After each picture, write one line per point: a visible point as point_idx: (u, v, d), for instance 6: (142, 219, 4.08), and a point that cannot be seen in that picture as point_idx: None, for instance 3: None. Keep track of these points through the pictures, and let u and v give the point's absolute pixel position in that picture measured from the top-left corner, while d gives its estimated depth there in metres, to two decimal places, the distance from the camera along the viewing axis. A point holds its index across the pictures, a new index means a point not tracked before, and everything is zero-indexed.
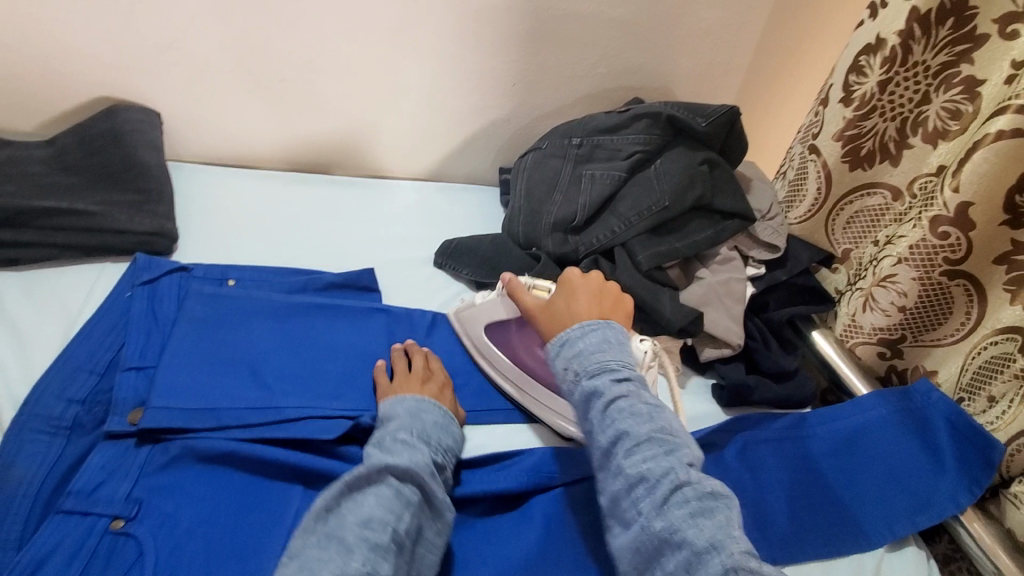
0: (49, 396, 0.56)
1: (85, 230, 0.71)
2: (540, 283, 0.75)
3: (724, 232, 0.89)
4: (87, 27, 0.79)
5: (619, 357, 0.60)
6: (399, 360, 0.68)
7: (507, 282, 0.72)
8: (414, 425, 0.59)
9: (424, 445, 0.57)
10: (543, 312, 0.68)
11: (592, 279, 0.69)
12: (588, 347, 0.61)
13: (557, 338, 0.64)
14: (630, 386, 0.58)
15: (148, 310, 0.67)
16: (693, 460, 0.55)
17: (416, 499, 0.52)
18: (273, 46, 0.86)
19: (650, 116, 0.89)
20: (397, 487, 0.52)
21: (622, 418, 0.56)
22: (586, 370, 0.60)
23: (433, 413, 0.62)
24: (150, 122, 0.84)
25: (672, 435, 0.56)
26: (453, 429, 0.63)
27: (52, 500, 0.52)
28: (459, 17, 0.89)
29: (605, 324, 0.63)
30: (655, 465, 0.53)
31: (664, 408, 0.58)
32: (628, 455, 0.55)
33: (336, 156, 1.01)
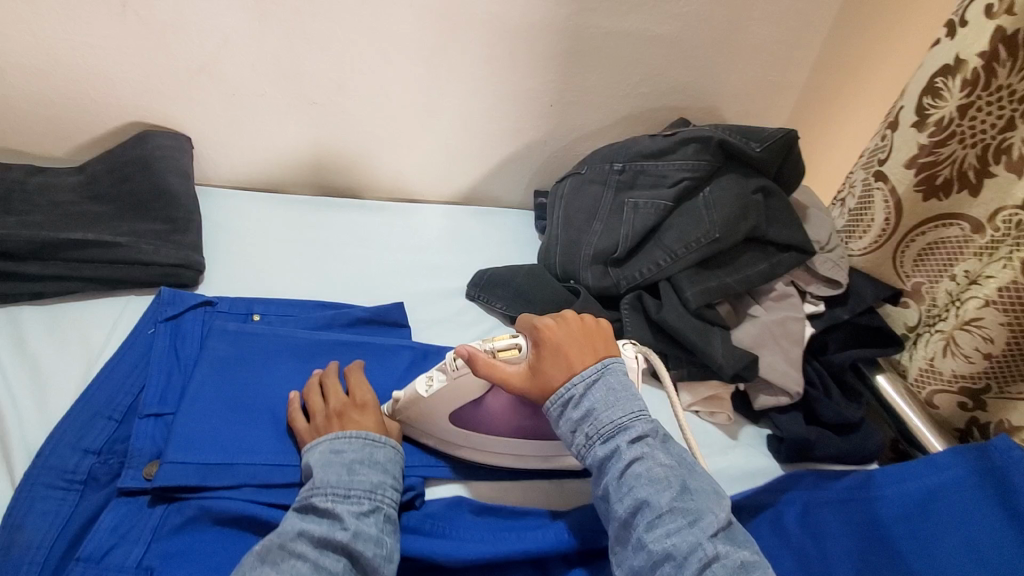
0: (64, 446, 0.54)
1: (110, 263, 0.69)
2: (500, 343, 0.62)
3: (780, 267, 0.82)
4: (119, 51, 0.77)
5: (629, 413, 0.57)
6: (314, 399, 0.60)
7: (470, 358, 0.59)
8: (329, 477, 0.52)
9: (343, 499, 0.51)
10: (529, 378, 0.60)
11: (571, 322, 0.63)
12: (594, 404, 0.57)
13: (557, 396, 0.58)
14: (644, 446, 0.55)
15: (170, 349, 0.64)
16: (719, 528, 0.51)
17: (337, 568, 0.47)
18: (305, 69, 0.83)
19: (700, 141, 0.82)
20: (315, 560, 0.47)
21: (640, 485, 0.53)
22: (597, 432, 0.56)
23: (353, 447, 0.55)
24: (181, 148, 0.82)
25: (694, 499, 0.53)
26: (380, 457, 0.56)
27: (60, 564, 0.49)
28: (496, 36, 0.85)
29: (604, 369, 0.59)
30: (680, 541, 0.50)
31: (683, 466, 0.55)
32: (650, 527, 0.51)
33: (367, 178, 0.98)
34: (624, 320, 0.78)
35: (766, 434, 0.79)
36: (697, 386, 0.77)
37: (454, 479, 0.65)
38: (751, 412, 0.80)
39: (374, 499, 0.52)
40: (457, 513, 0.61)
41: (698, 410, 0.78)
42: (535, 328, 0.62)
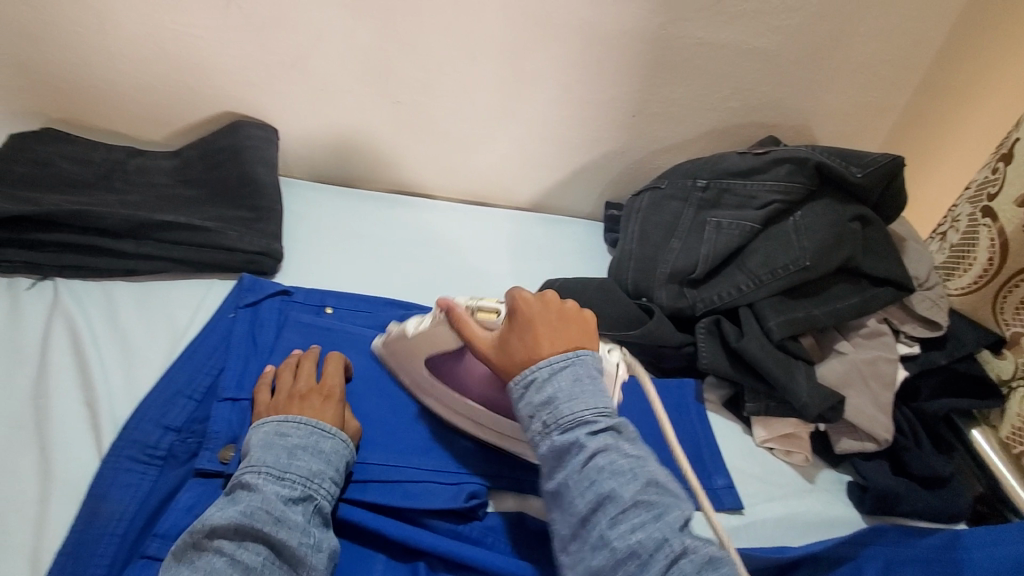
0: (148, 421, 0.55)
1: (198, 246, 0.72)
2: (485, 304, 0.60)
3: (873, 302, 0.76)
4: (221, 43, 0.80)
5: (594, 401, 0.52)
6: (280, 375, 0.61)
7: (448, 309, 0.59)
8: (264, 461, 0.51)
9: (273, 485, 0.50)
10: (494, 347, 0.57)
11: (550, 302, 0.59)
12: (557, 392, 0.53)
13: (519, 377, 0.54)
14: (608, 437, 0.51)
15: (249, 334, 0.66)
16: (684, 523, 0.48)
17: (255, 562, 0.45)
18: (392, 69, 0.84)
19: (795, 162, 0.78)
20: (233, 554, 0.45)
21: (603, 479, 0.49)
22: (557, 420, 0.52)
23: (298, 433, 0.54)
24: (269, 138, 0.84)
25: (660, 492, 0.49)
26: (325, 447, 0.55)
27: (138, 540, 0.50)
28: (584, 43, 0.83)
29: (576, 358, 0.55)
30: (646, 537, 0.46)
31: (648, 458, 0.52)
32: (612, 523, 0.47)
33: (441, 178, 0.98)
34: (700, 345, 0.74)
35: (846, 481, 0.74)
36: (774, 422, 0.73)
37: (514, 492, 0.63)
38: (831, 455, 0.75)
39: (308, 487, 0.51)
40: (519, 530, 0.59)
41: (773, 447, 0.73)
42: (511, 297, 0.58)
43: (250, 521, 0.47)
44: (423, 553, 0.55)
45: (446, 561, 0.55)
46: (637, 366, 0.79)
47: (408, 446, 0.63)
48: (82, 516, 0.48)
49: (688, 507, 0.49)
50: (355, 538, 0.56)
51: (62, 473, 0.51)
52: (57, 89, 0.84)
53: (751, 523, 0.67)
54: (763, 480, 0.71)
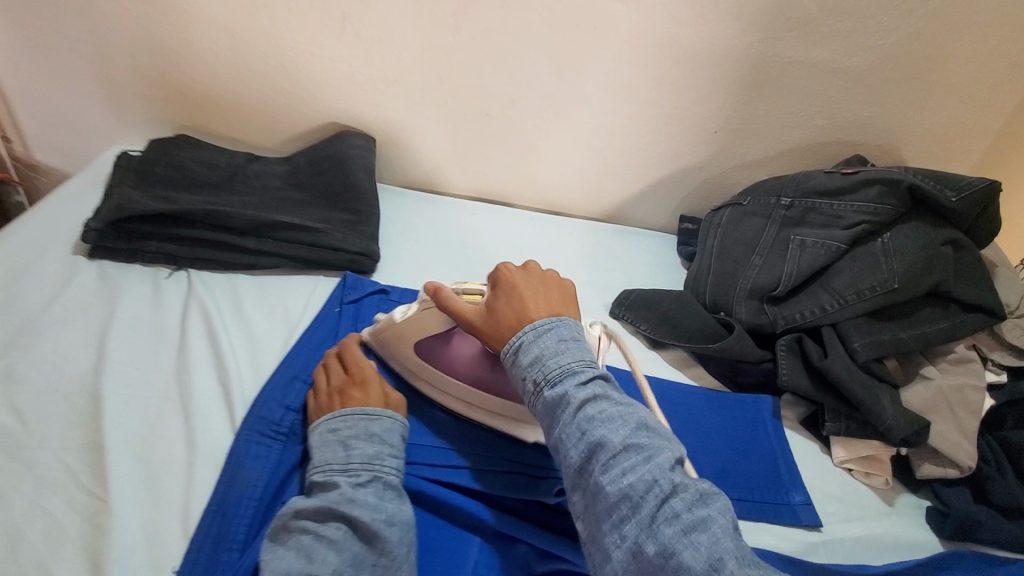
0: (273, 402, 0.62)
1: (309, 245, 0.79)
2: (469, 286, 0.65)
3: (963, 328, 0.75)
4: (334, 59, 0.87)
5: (581, 358, 0.55)
6: (316, 377, 0.64)
7: (434, 291, 0.63)
8: (328, 453, 0.56)
9: (341, 472, 0.54)
10: (482, 316, 0.62)
11: (532, 271, 0.65)
12: (544, 350, 0.56)
13: (509, 343, 0.58)
14: (597, 388, 0.54)
15: (353, 329, 0.73)
16: (675, 464, 0.49)
17: (337, 536, 0.50)
18: (486, 84, 0.89)
19: (886, 183, 0.77)
20: (316, 531, 0.50)
21: (593, 427, 0.51)
22: (547, 377, 0.54)
23: (348, 425, 0.58)
24: (369, 147, 0.90)
25: (649, 435, 0.51)
26: (380, 433, 0.58)
27: (269, 505, 0.56)
28: (673, 62, 0.86)
29: (559, 322, 0.58)
30: (636, 480, 0.47)
31: (637, 407, 0.54)
32: (605, 469, 0.49)
33: (522, 188, 1.02)
34: (780, 362, 0.75)
35: (926, 506, 0.73)
36: (854, 443, 0.73)
37: None
38: (912, 480, 0.74)
39: (372, 469, 0.55)
40: None
41: (851, 468, 0.73)
42: (496, 272, 0.64)
43: (327, 503, 0.51)
44: (514, 538, 0.59)
45: (535, 548, 0.59)
46: (712, 380, 0.81)
47: (495, 442, 0.66)
48: (225, 482, 0.55)
49: (679, 450, 0.51)
50: (449, 520, 0.60)
51: (204, 441, 0.58)
52: (189, 99, 0.94)
53: (831, 541, 0.67)
54: (842, 500, 0.71)
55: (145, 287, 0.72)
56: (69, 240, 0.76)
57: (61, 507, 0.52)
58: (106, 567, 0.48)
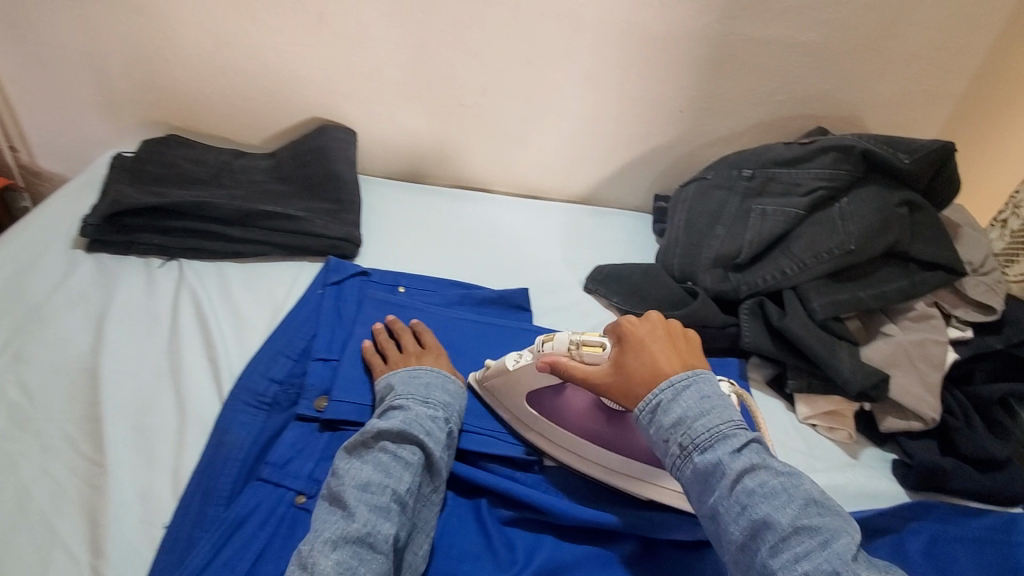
0: (258, 373, 0.66)
1: (293, 233, 0.83)
2: (588, 337, 0.63)
3: (922, 285, 0.78)
4: (312, 57, 0.92)
5: (728, 419, 0.55)
6: (388, 342, 0.70)
7: (554, 363, 0.63)
8: (410, 388, 0.63)
9: (420, 406, 0.61)
10: (609, 376, 0.61)
11: (655, 321, 0.63)
12: (687, 412, 0.56)
13: (644, 402, 0.58)
14: (753, 457, 0.53)
15: (335, 308, 0.76)
16: (857, 551, 0.47)
17: (412, 459, 0.56)
18: (457, 74, 0.93)
19: (840, 149, 0.80)
20: (394, 451, 0.56)
21: (755, 502, 0.50)
22: (694, 442, 0.54)
23: (429, 373, 0.65)
24: (350, 140, 0.95)
25: (821, 514, 0.49)
26: (451, 385, 0.66)
27: (254, 466, 0.60)
28: (633, 45, 0.89)
29: (696, 376, 0.58)
30: (813, 568, 0.46)
31: (799, 476, 0.52)
32: (774, 551, 0.48)
33: (498, 174, 1.06)
34: (742, 325, 0.78)
35: (891, 459, 0.75)
36: (816, 399, 0.76)
37: None
38: (876, 434, 0.77)
39: (445, 412, 0.62)
40: (570, 484, 0.67)
41: (816, 424, 0.76)
42: (619, 327, 0.62)
43: (409, 429, 0.58)
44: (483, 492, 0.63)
45: (504, 501, 0.63)
46: None
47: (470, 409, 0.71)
48: (212, 445, 0.59)
49: (858, 530, 0.48)
50: None
51: (194, 411, 0.62)
52: (178, 102, 0.99)
53: None
54: (806, 454, 0.74)
55: (139, 276, 0.77)
56: (68, 236, 0.81)
57: (64, 472, 0.57)
58: (104, 522, 0.53)
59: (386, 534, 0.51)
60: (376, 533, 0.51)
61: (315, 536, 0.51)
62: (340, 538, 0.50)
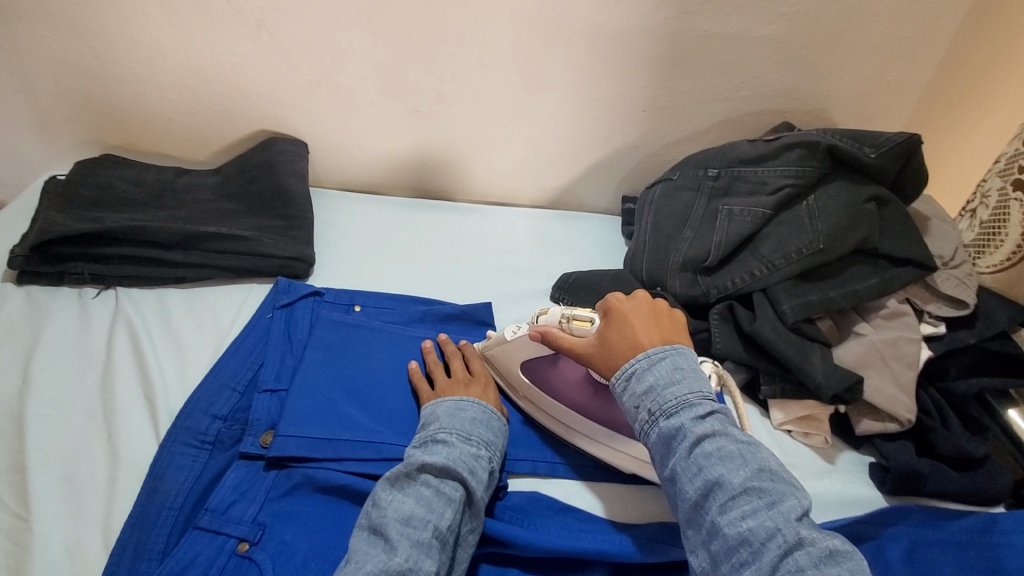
0: (198, 411, 0.61)
1: (238, 254, 0.78)
2: (579, 313, 0.64)
3: (893, 282, 0.76)
4: (256, 67, 0.87)
5: (696, 388, 0.54)
6: (437, 366, 0.69)
7: (544, 335, 0.65)
8: (456, 424, 0.61)
9: (463, 443, 0.59)
10: (592, 349, 0.61)
11: (642, 299, 0.63)
12: (657, 380, 0.55)
13: (620, 371, 0.57)
14: (715, 423, 0.52)
15: (285, 333, 0.71)
16: (802, 513, 0.47)
17: (455, 495, 0.54)
18: (409, 80, 0.89)
19: (805, 146, 0.78)
20: (437, 487, 0.54)
21: (710, 464, 0.50)
22: (661, 408, 0.53)
23: (474, 409, 0.63)
24: (299, 152, 0.91)
25: (774, 479, 0.49)
26: (495, 424, 0.64)
27: (192, 514, 0.56)
28: (591, 44, 0.86)
29: (674, 350, 0.57)
30: (757, 525, 0.46)
31: (759, 446, 0.51)
32: (722, 509, 0.48)
33: (460, 181, 1.03)
34: (713, 331, 0.76)
35: (869, 462, 0.73)
36: (789, 404, 0.73)
37: (532, 474, 0.67)
38: (852, 437, 0.75)
39: (489, 450, 0.60)
40: (536, 509, 0.63)
41: (791, 430, 0.74)
42: (606, 302, 0.63)
43: (454, 465, 0.56)
44: None
45: None
46: None
47: None
48: (145, 493, 0.55)
49: (808, 497, 0.48)
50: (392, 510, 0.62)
51: (126, 456, 0.58)
52: (117, 119, 0.93)
53: None
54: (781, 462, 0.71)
55: (72, 308, 0.72)
56: None
57: None
58: None
59: (427, 572, 0.49)
60: (417, 570, 0.49)
61: (357, 568, 0.48)
62: (382, 572, 0.48)
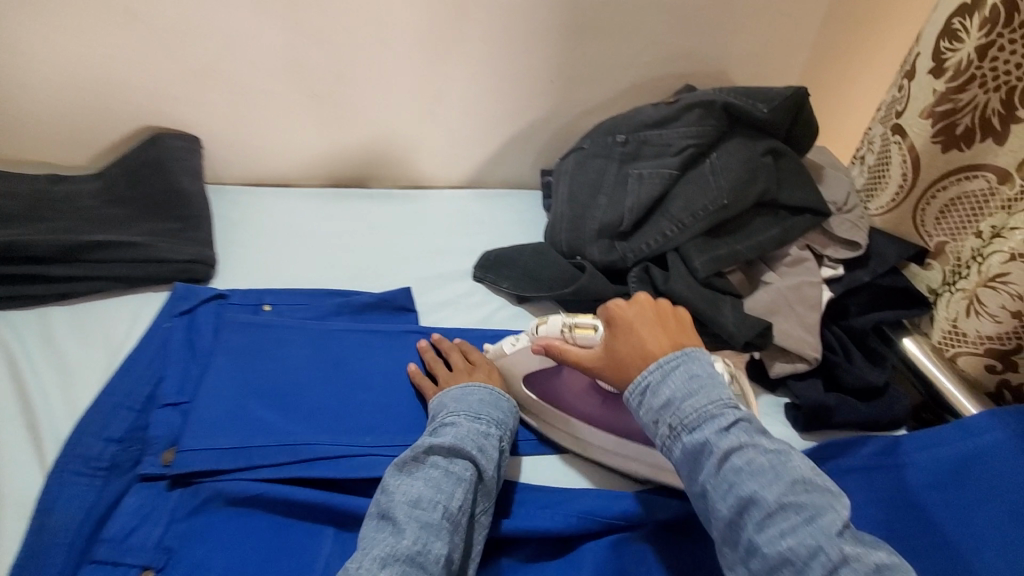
0: (89, 435, 0.57)
1: (129, 262, 0.72)
2: (580, 321, 0.63)
3: (794, 230, 0.79)
4: (130, 58, 0.80)
5: (715, 395, 0.53)
6: (435, 361, 0.68)
7: (547, 349, 0.63)
8: (463, 405, 0.60)
9: (472, 423, 0.58)
10: (601, 361, 0.60)
11: (645, 304, 0.61)
12: (673, 393, 0.54)
13: (633, 386, 0.56)
14: (741, 435, 0.51)
15: (186, 341, 0.67)
16: (843, 526, 0.46)
17: (465, 474, 0.53)
18: (304, 62, 0.84)
19: (703, 106, 0.80)
20: (446, 467, 0.54)
21: (742, 481, 0.48)
22: (683, 422, 0.52)
23: (480, 393, 0.62)
24: (191, 147, 0.84)
25: (809, 491, 0.47)
26: (505, 405, 0.63)
27: (87, 545, 0.52)
28: (491, 15, 0.84)
29: (685, 356, 0.56)
30: (797, 544, 0.45)
31: (790, 452, 0.50)
32: (760, 528, 0.47)
33: (372, 167, 0.99)
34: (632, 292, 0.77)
35: (784, 403, 0.77)
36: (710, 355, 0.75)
37: None
38: (767, 380, 0.78)
39: (499, 430, 0.59)
40: None
41: None
42: (607, 312, 0.61)
43: (462, 444, 0.55)
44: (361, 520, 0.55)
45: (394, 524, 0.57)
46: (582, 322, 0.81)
47: (350, 424, 0.62)
48: (32, 529, 0.51)
49: (845, 507, 0.47)
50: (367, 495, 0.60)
51: (8, 492, 0.53)
52: None
53: None
54: None
55: None
56: None
57: None
58: None
59: (437, 553, 0.48)
60: (426, 552, 0.48)
61: (365, 553, 0.48)
62: (389, 556, 0.47)
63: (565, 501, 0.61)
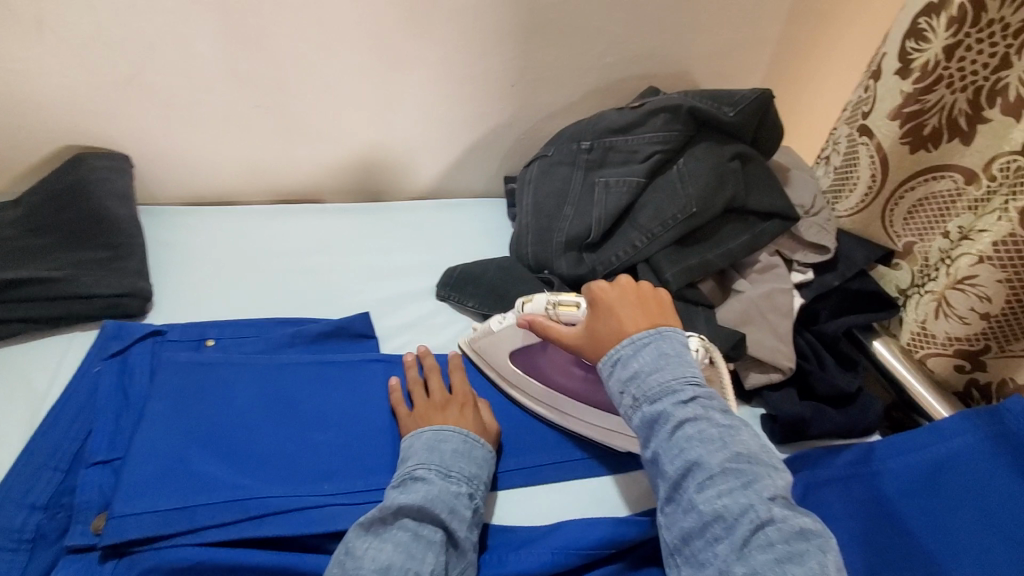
0: (10, 503, 0.52)
1: (49, 300, 0.66)
2: (563, 301, 0.63)
3: (764, 235, 0.77)
4: (45, 71, 0.72)
5: (681, 371, 0.52)
6: (415, 385, 0.64)
7: (531, 323, 0.64)
8: (433, 456, 0.56)
9: (443, 481, 0.54)
10: (580, 341, 0.59)
11: (625, 286, 0.60)
12: (642, 366, 0.53)
13: (606, 356, 0.55)
14: (697, 407, 0.50)
15: (117, 387, 0.61)
16: (778, 493, 0.46)
17: (436, 537, 0.50)
18: (243, 71, 0.78)
19: (669, 110, 0.78)
20: (416, 530, 0.50)
21: (691, 446, 0.48)
22: (644, 394, 0.52)
23: (454, 440, 0.58)
24: (120, 168, 0.77)
25: (751, 462, 0.47)
26: (480, 453, 0.59)
27: None
28: (444, 18, 0.80)
29: (658, 334, 0.55)
30: (732, 502, 0.45)
31: (741, 427, 0.50)
32: (700, 488, 0.47)
33: (326, 180, 0.93)
34: None
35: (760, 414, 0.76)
36: None
37: None
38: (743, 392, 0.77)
39: (471, 485, 0.55)
40: None
41: None
42: (588, 292, 0.60)
43: (432, 504, 0.51)
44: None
45: None
46: None
47: (306, 470, 0.58)
48: None
49: (785, 477, 0.47)
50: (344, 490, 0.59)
51: None
52: None
53: None
54: None
55: None
56: None
57: None
58: None
59: None
60: None
61: None
62: None
63: (541, 537, 0.58)
